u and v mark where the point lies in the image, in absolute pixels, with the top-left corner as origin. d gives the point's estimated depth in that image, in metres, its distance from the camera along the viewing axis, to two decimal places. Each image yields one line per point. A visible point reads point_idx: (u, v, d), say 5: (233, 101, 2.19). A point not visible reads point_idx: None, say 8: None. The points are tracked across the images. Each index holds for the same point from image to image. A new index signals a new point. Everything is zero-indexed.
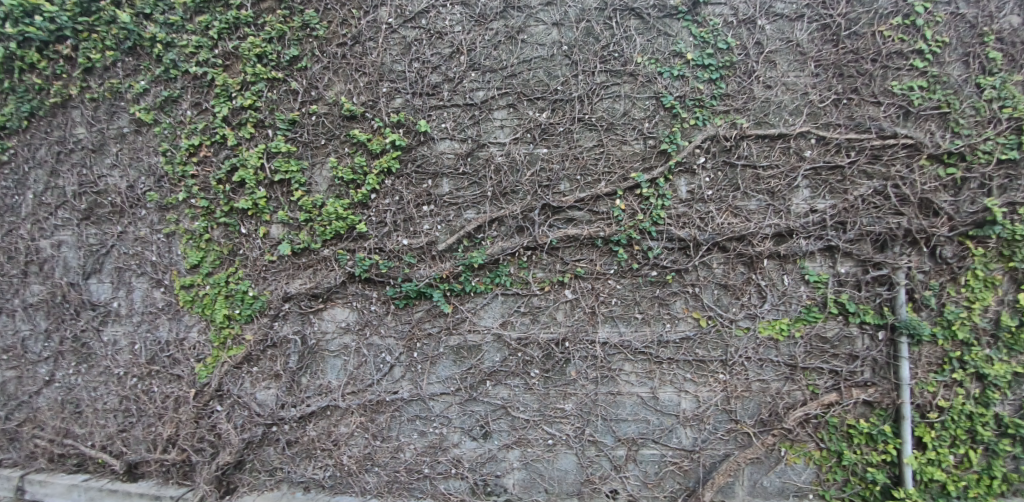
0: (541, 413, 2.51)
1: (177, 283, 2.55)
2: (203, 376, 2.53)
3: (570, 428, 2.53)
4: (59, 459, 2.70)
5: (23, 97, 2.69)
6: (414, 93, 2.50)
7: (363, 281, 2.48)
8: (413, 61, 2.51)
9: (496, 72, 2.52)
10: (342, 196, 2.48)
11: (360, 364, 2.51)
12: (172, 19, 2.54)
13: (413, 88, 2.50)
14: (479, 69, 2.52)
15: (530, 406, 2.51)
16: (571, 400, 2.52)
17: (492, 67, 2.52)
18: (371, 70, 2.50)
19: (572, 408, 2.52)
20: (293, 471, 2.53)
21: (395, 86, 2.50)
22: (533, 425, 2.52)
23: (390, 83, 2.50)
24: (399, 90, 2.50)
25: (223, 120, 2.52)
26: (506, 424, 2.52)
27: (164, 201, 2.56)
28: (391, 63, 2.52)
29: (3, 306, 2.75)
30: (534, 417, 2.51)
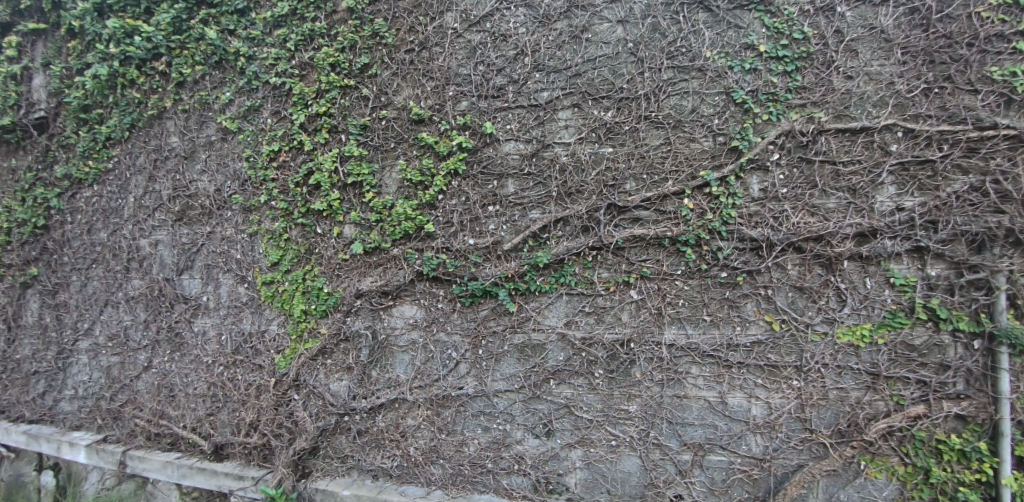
0: (604, 413, 2.50)
1: (259, 279, 2.72)
2: (283, 367, 2.69)
3: (634, 430, 2.49)
4: (155, 438, 2.95)
5: (125, 110, 2.97)
6: (479, 95, 2.55)
7: (430, 279, 2.56)
8: (477, 64, 2.56)
9: (560, 72, 2.52)
10: (411, 197, 2.57)
11: (427, 359, 2.59)
12: (254, 34, 2.72)
13: (478, 91, 2.54)
14: (543, 70, 2.53)
15: (593, 406, 2.50)
16: (635, 402, 2.49)
17: (556, 67, 2.53)
18: (437, 74, 2.57)
19: (636, 409, 2.48)
20: (363, 460, 2.65)
21: (461, 90, 2.56)
22: (597, 426, 2.50)
23: (456, 87, 2.57)
24: (465, 93, 2.56)
25: (300, 127, 2.66)
26: (569, 423, 2.52)
27: (248, 203, 2.73)
28: (456, 66, 2.58)
29: (111, 299, 3.06)
30: (597, 418, 2.50)
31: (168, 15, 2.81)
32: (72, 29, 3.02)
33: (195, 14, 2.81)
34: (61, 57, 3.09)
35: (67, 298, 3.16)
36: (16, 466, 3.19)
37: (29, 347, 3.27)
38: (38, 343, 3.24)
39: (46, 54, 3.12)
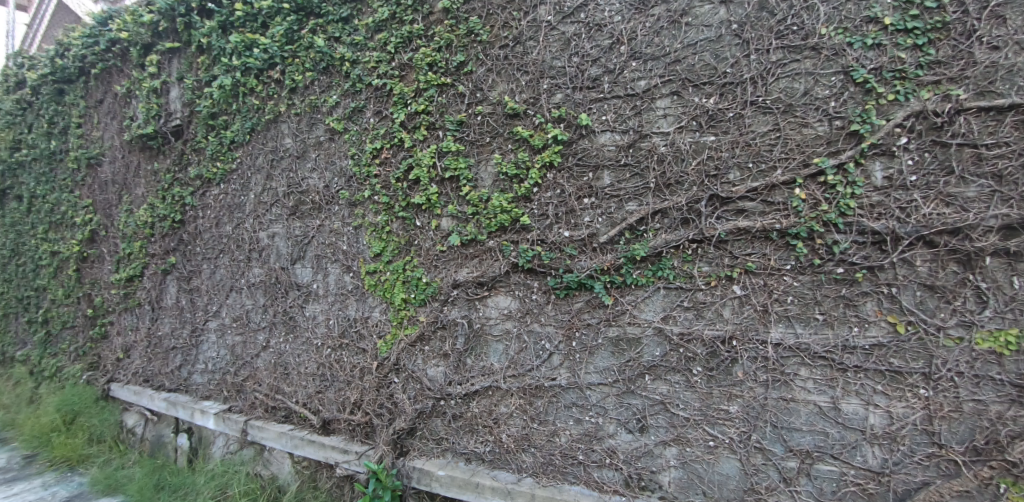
0: (702, 412, 2.40)
1: (363, 269, 2.91)
2: (384, 351, 2.87)
3: (734, 431, 2.38)
4: (272, 410, 3.27)
5: (246, 116, 3.29)
6: (574, 87, 2.54)
7: (525, 271, 2.61)
8: (572, 56, 2.55)
9: (658, 60, 2.45)
10: (507, 190, 2.62)
11: (521, 349, 2.65)
12: (357, 39, 2.90)
13: (572, 82, 2.54)
14: (639, 58, 2.47)
15: (690, 404, 2.42)
16: (736, 402, 2.37)
17: (653, 54, 2.45)
18: (532, 68, 2.60)
19: (737, 410, 2.37)
20: (457, 443, 2.76)
21: (555, 82, 2.56)
22: (693, 424, 2.42)
23: (550, 80, 2.57)
24: (559, 85, 2.56)
25: (401, 125, 2.80)
26: (664, 420, 2.46)
27: (354, 198, 2.93)
28: (550, 59, 2.58)
29: (235, 285, 3.42)
30: (695, 416, 2.41)
31: (282, 27, 3.07)
32: (201, 45, 3.39)
33: (305, 25, 3.04)
34: (193, 71, 3.48)
35: (200, 284, 3.58)
36: (160, 427, 3.70)
37: (168, 325, 3.75)
38: (176, 322, 3.70)
39: (180, 69, 3.53)
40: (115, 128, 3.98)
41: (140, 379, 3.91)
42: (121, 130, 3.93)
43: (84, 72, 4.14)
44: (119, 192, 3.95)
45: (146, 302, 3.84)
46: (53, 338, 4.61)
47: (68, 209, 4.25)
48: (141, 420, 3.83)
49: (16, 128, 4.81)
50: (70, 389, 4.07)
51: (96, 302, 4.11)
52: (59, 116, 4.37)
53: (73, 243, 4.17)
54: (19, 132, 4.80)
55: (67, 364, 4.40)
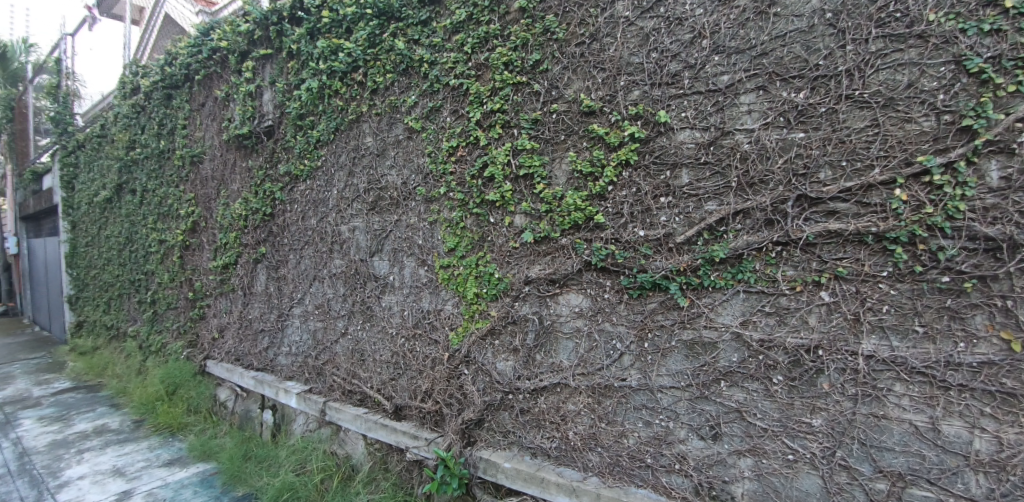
0: (781, 423, 2.26)
1: (438, 263, 3.02)
2: (456, 343, 2.96)
3: (817, 446, 2.19)
4: (348, 394, 3.47)
5: (331, 116, 3.50)
6: (653, 84, 2.50)
7: (598, 269, 2.62)
8: (651, 51, 2.50)
9: (743, 53, 2.33)
10: (581, 188, 2.64)
11: (591, 348, 2.65)
12: (436, 41, 3.01)
13: (651, 79, 2.50)
14: (722, 51, 2.37)
15: (769, 414, 2.29)
16: (820, 416, 2.19)
17: (737, 47, 2.34)
18: (609, 65, 2.59)
19: (821, 424, 2.18)
20: (524, 437, 2.81)
21: (633, 79, 2.54)
22: (772, 436, 2.28)
23: (628, 77, 2.55)
24: (637, 82, 2.53)
25: (477, 123, 2.88)
26: (739, 429, 2.35)
27: (430, 194, 3.05)
28: (628, 56, 2.55)
29: (318, 275, 3.66)
30: (773, 427, 2.27)
31: (365, 32, 3.24)
32: (291, 51, 3.65)
33: (386, 28, 3.19)
34: (283, 75, 3.75)
35: (286, 272, 3.86)
36: (249, 403, 4.04)
37: (257, 309, 4.08)
38: (265, 307, 4.02)
39: (272, 74, 3.82)
40: (214, 128, 4.37)
41: (232, 358, 4.28)
42: (219, 130, 4.31)
43: (189, 78, 4.57)
44: (217, 188, 4.34)
45: (238, 288, 4.20)
46: (159, 317, 5.17)
47: (175, 202, 4.73)
48: (232, 395, 4.20)
49: (131, 130, 5.41)
50: (173, 363, 4.62)
51: (196, 286, 4.55)
52: (167, 118, 4.86)
53: (178, 233, 4.64)
54: (134, 133, 5.39)
55: (170, 341, 4.93)
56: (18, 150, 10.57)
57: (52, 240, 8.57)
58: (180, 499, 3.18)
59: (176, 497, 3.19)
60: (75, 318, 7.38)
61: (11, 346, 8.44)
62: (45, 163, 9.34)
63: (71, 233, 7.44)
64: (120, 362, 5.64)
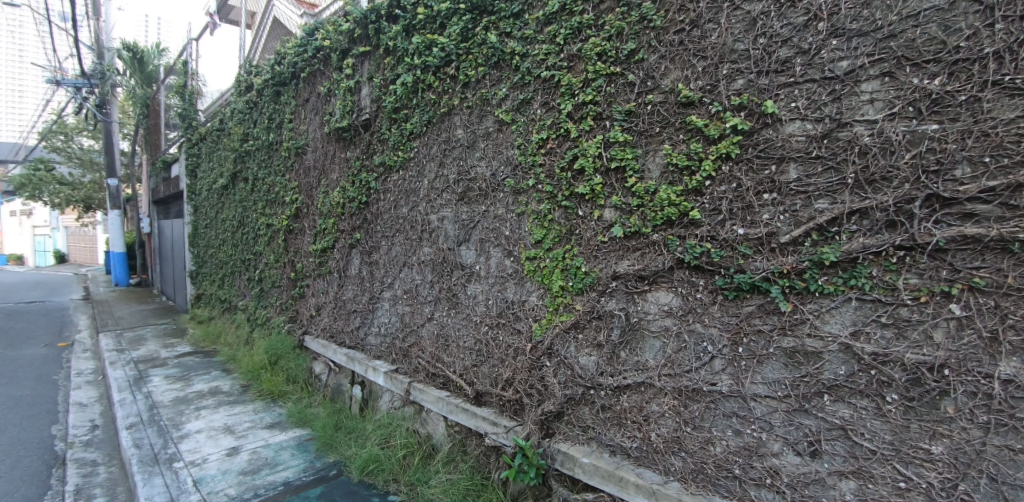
0: (894, 446, 2.00)
1: (524, 254, 3.06)
2: (539, 334, 3.00)
3: (935, 476, 1.92)
4: (432, 376, 3.62)
5: (424, 110, 3.65)
6: (759, 72, 2.32)
7: (691, 268, 2.51)
8: (758, 37, 2.33)
9: (867, 36, 2.08)
10: (676, 182, 2.54)
11: (680, 348, 2.56)
12: (528, 33, 3.02)
13: (757, 66, 2.32)
14: (842, 34, 2.13)
15: (879, 436, 2.04)
16: (940, 443, 1.91)
17: (859, 30, 2.10)
18: (711, 53, 2.44)
19: (941, 451, 1.91)
20: (603, 434, 2.78)
21: (737, 68, 2.38)
22: (881, 459, 2.03)
23: (731, 64, 2.40)
24: (742, 70, 2.37)
25: (567, 116, 2.86)
26: (842, 447, 2.12)
27: (519, 186, 3.08)
28: (733, 42, 2.40)
29: (408, 261, 3.85)
30: (883, 450, 2.02)
31: (458, 27, 3.34)
32: (388, 48, 3.85)
33: (479, 23, 3.26)
34: (380, 71, 3.97)
35: (378, 258, 4.11)
36: (340, 378, 4.36)
37: (351, 291, 4.38)
38: (358, 289, 4.31)
39: (370, 70, 4.05)
40: (316, 122, 4.72)
41: (327, 335, 4.64)
42: (321, 124, 4.65)
43: (295, 76, 4.98)
44: (318, 177, 4.70)
45: (335, 270, 4.54)
46: (264, 294, 5.71)
47: (281, 190, 5.19)
48: (326, 369, 4.55)
49: (246, 124, 6.00)
50: (276, 336, 5.12)
51: (298, 268, 4.98)
52: (276, 113, 5.33)
53: (283, 218, 5.10)
54: (247, 127, 5.98)
55: (274, 316, 5.43)
56: (153, 143, 12.19)
57: (178, 222, 9.81)
58: (280, 459, 3.51)
59: (276, 457, 3.53)
60: (195, 291, 8.38)
61: (144, 312, 9.77)
62: (174, 155, 10.67)
63: (192, 216, 8.43)
64: (231, 332, 6.31)
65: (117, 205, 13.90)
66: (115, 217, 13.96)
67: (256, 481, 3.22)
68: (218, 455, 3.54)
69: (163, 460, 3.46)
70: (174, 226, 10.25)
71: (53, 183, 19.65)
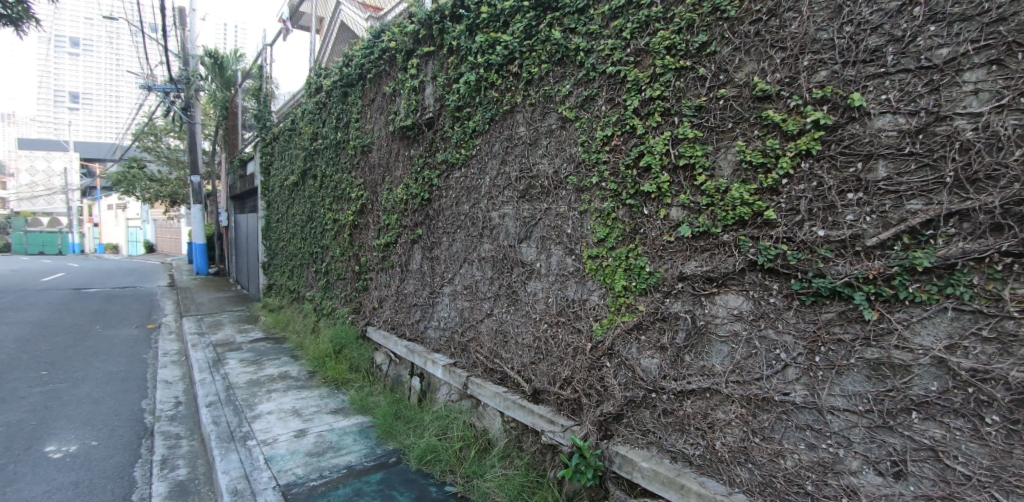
0: (993, 472, 1.78)
1: (586, 253, 3.04)
2: (600, 334, 2.98)
3: None
4: (490, 372, 3.68)
5: (487, 107, 3.69)
6: (845, 62, 2.14)
7: (764, 270, 2.37)
8: (843, 25, 2.15)
9: (971, 20, 1.87)
10: (750, 181, 2.41)
11: (750, 355, 2.43)
12: (593, 28, 2.98)
13: (843, 56, 2.15)
14: (941, 19, 1.93)
15: (975, 460, 1.82)
16: None
17: (963, 14, 1.89)
18: (791, 43, 2.29)
19: None
20: (664, 439, 2.70)
21: (819, 58, 2.21)
22: (977, 486, 1.81)
23: (813, 55, 2.23)
24: (825, 61, 2.19)
25: (633, 112, 2.80)
26: (931, 471, 1.91)
27: (582, 184, 3.05)
28: (815, 31, 2.23)
29: (468, 257, 3.92)
30: (980, 476, 1.80)
31: (522, 24, 3.35)
32: (452, 48, 3.94)
33: (543, 19, 3.25)
34: (444, 70, 4.07)
35: (439, 253, 4.22)
36: (400, 369, 4.52)
37: (413, 285, 4.54)
38: (419, 283, 4.46)
39: (434, 70, 4.17)
40: (381, 121, 4.91)
41: (389, 327, 4.83)
42: (386, 123, 4.83)
43: (362, 77, 5.21)
44: (383, 174, 4.90)
45: (398, 265, 4.72)
46: (330, 286, 6.01)
47: (348, 186, 5.45)
48: (387, 359, 4.74)
49: (315, 124, 6.33)
50: (341, 326, 5.38)
51: (363, 261, 5.22)
52: (344, 113, 5.59)
53: (350, 214, 5.35)
54: (316, 127, 6.31)
55: (339, 307, 5.71)
56: (231, 142, 13.17)
57: (253, 217, 10.50)
58: (344, 443, 3.68)
59: (340, 441, 3.70)
60: (267, 281, 8.96)
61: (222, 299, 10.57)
62: (249, 153, 11.46)
63: (265, 211, 9.03)
64: (299, 321, 6.70)
65: (198, 200, 15.07)
66: (196, 211, 14.99)
67: (322, 463, 3.39)
68: (287, 436, 3.76)
69: (238, 437, 3.72)
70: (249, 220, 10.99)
71: (143, 180, 21.56)
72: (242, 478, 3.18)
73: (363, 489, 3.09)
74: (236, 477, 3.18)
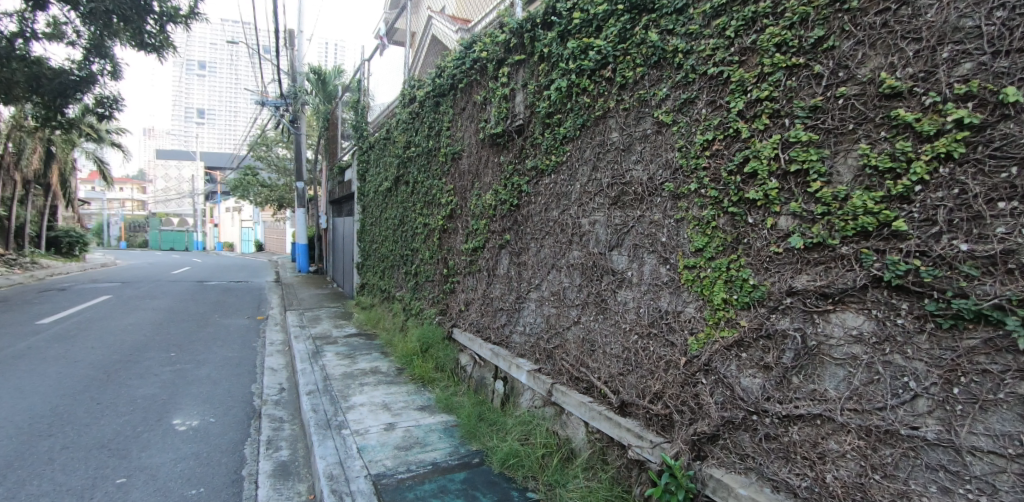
0: None
1: (682, 262, 2.92)
2: (695, 349, 2.85)
3: None
4: (575, 380, 3.67)
5: (578, 113, 3.69)
6: (996, 51, 1.82)
7: (891, 287, 2.07)
8: (994, 10, 1.85)
9: None
10: (874, 188, 2.11)
11: (870, 381, 2.15)
12: (693, 29, 2.87)
13: (992, 45, 1.83)
14: None
15: None
16: None
17: None
18: (927, 33, 2.00)
19: None
20: (765, 466, 2.50)
21: (963, 49, 1.90)
22: None
23: (954, 46, 1.93)
24: (969, 52, 1.89)
25: (738, 114, 2.64)
26: None
27: (679, 190, 2.93)
28: (957, 19, 1.93)
29: (556, 263, 3.94)
30: None
31: (616, 28, 3.32)
32: (543, 55, 4.00)
33: (638, 22, 3.19)
34: (534, 77, 4.14)
35: (527, 259, 4.29)
36: (484, 372, 4.67)
37: (499, 289, 4.67)
38: (505, 288, 4.57)
39: (525, 77, 4.26)
40: (472, 129, 5.10)
41: (474, 329, 5.00)
42: (476, 130, 5.01)
43: (454, 87, 5.46)
44: (472, 181, 5.09)
45: (485, 269, 4.88)
46: (419, 287, 6.33)
47: (439, 192, 5.73)
48: (471, 361, 4.90)
49: (408, 132, 6.72)
50: (429, 326, 5.66)
51: (451, 265, 5.46)
52: (435, 122, 5.88)
53: (440, 218, 5.62)
54: (409, 135, 6.69)
55: (427, 307, 6.00)
56: (330, 151, 14.42)
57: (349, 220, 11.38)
58: (429, 440, 3.83)
59: (426, 438, 3.86)
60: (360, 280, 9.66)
61: (321, 295, 11.57)
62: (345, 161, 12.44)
63: (360, 214, 9.74)
64: (389, 319, 7.14)
65: (302, 204, 16.60)
66: (300, 213, 16.53)
67: (410, 457, 3.55)
68: (377, 428, 3.98)
69: (334, 425, 4.00)
70: (346, 223, 11.95)
71: (256, 185, 24.63)
72: (337, 464, 3.41)
73: (447, 487, 3.18)
74: (332, 463, 3.42)
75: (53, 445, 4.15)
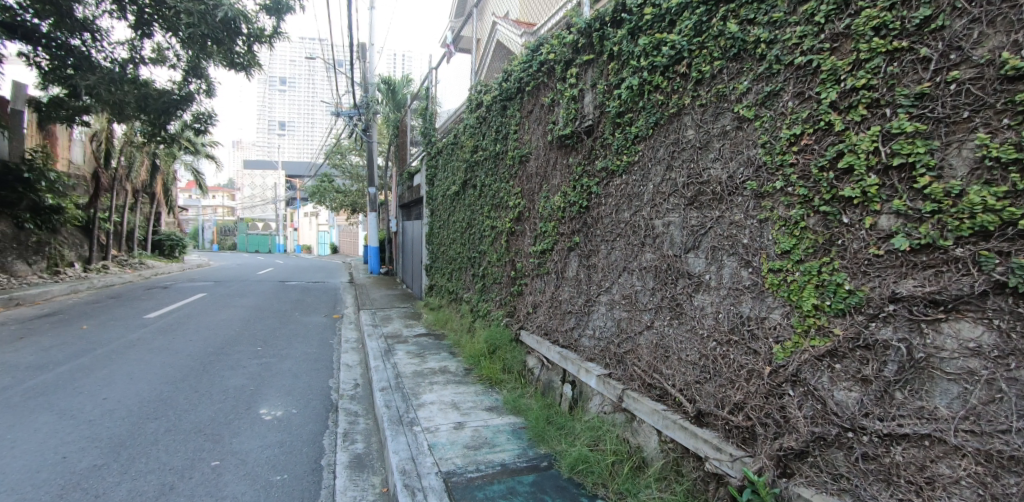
0: None
1: (767, 266, 2.74)
2: (781, 358, 2.66)
3: None
4: (647, 387, 3.57)
5: (650, 111, 3.59)
6: None
7: (1018, 295, 1.81)
8: None
9: None
10: (996, 182, 1.86)
11: (991, 400, 1.89)
12: (777, 17, 2.69)
13: None
14: None
15: None
16: None
17: None
18: None
19: None
20: (862, 488, 2.28)
21: None
22: None
23: None
24: None
25: (829, 106, 2.43)
26: None
27: (763, 189, 2.76)
28: None
29: (628, 266, 3.85)
30: None
31: (692, 21, 3.20)
32: (613, 54, 3.95)
33: (715, 13, 3.05)
34: (604, 77, 4.10)
35: (597, 261, 4.24)
36: (552, 375, 4.68)
37: (568, 292, 4.65)
38: (575, 290, 4.54)
39: (594, 77, 4.22)
40: (539, 131, 5.13)
41: (542, 332, 5.03)
42: (544, 132, 5.03)
43: (521, 90, 5.51)
44: (540, 183, 5.11)
45: (553, 271, 4.88)
46: (486, 288, 6.45)
47: (506, 194, 5.81)
48: (539, 363, 4.93)
49: (475, 137, 6.88)
50: (497, 327, 5.77)
51: (518, 267, 5.51)
52: (502, 126, 5.97)
53: (508, 221, 5.70)
54: (476, 140, 6.84)
55: (494, 309, 6.11)
56: (399, 157, 15.10)
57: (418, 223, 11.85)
58: (497, 441, 3.89)
59: (494, 438, 3.92)
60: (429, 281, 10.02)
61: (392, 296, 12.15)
62: (414, 167, 12.98)
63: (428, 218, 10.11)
64: (457, 320, 7.34)
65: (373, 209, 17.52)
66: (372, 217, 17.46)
67: (479, 456, 3.62)
68: (446, 426, 4.10)
69: (406, 422, 4.17)
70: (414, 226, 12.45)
71: (331, 192, 26.37)
72: (409, 459, 3.54)
73: (516, 488, 3.20)
74: (405, 458, 3.55)
75: (160, 428, 4.65)
